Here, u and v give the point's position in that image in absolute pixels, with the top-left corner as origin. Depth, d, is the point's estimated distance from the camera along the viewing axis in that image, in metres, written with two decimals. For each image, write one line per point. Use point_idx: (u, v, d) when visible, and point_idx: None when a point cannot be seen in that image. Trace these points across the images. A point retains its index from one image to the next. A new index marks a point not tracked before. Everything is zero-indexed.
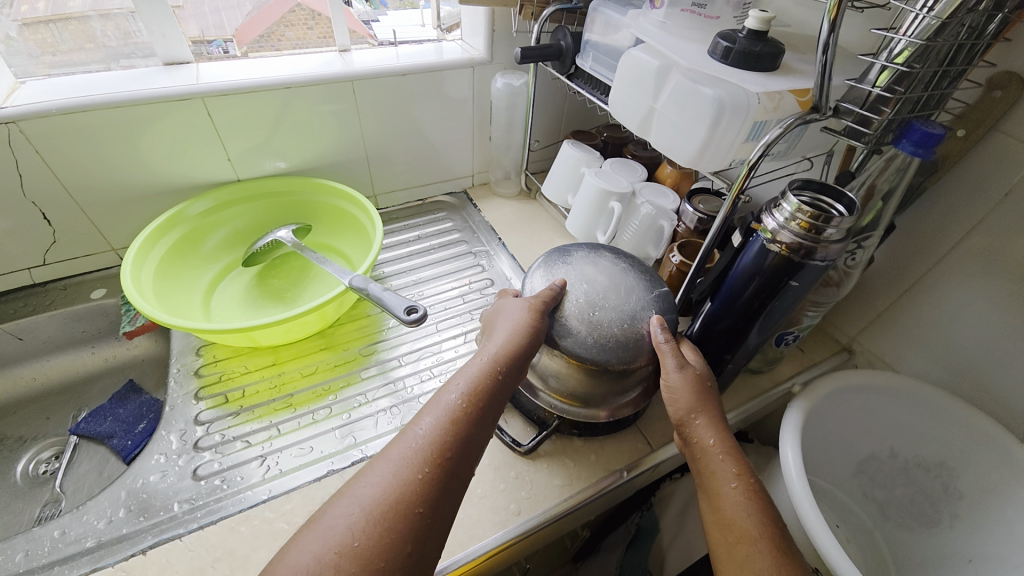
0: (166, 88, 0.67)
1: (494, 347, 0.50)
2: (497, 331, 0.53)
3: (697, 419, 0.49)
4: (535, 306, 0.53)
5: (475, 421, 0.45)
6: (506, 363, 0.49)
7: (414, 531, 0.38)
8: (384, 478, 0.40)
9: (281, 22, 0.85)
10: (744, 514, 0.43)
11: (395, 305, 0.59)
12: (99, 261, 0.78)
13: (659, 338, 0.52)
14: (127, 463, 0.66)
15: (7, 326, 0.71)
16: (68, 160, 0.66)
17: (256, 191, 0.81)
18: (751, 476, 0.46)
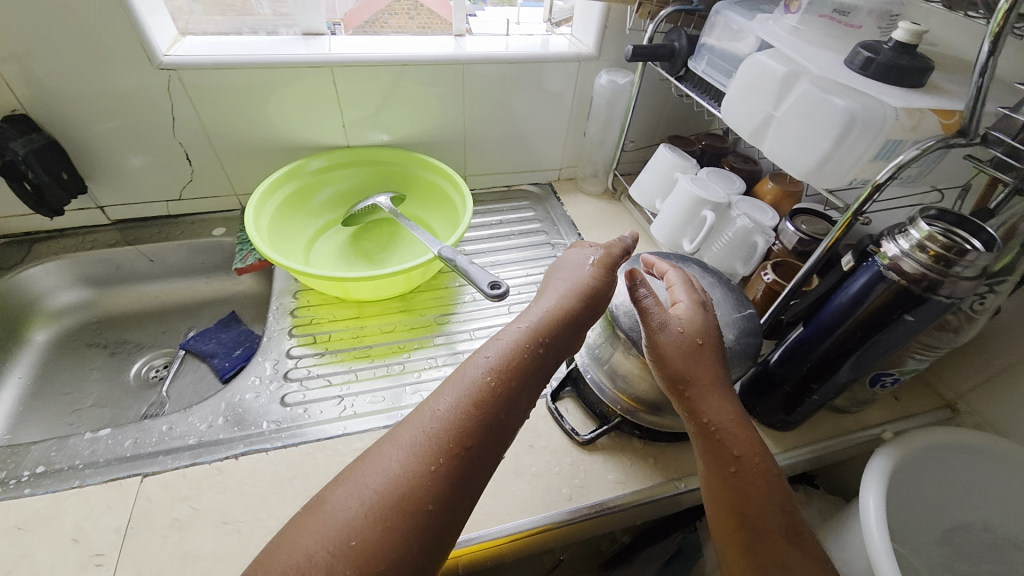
0: (302, 56, 0.74)
1: (537, 319, 0.50)
2: (541, 299, 0.53)
3: (689, 392, 0.49)
4: (594, 271, 0.55)
5: (490, 415, 0.43)
6: (542, 346, 0.49)
7: (422, 525, 0.38)
8: (396, 464, 0.40)
9: (386, 10, 0.87)
10: (742, 495, 0.44)
11: (480, 279, 0.62)
12: (221, 203, 0.87)
13: (645, 302, 0.51)
14: (223, 382, 0.76)
15: (144, 247, 0.82)
16: (213, 111, 0.75)
17: (362, 158, 0.87)
18: (750, 451, 0.46)
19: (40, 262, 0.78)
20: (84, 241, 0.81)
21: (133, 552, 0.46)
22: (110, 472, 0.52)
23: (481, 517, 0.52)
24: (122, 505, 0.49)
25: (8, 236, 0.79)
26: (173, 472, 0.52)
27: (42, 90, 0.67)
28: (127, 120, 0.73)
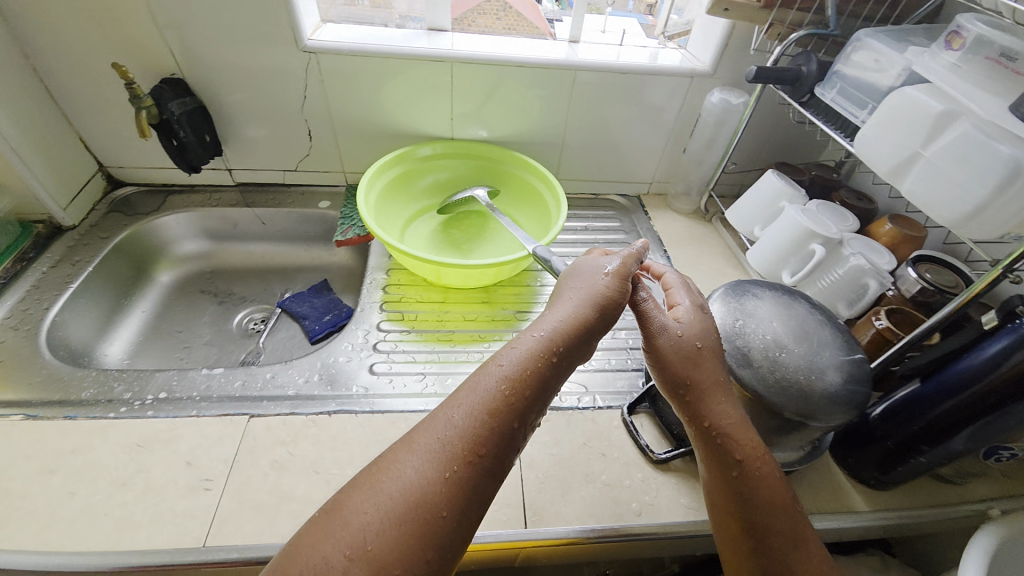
0: (427, 49, 0.78)
1: (554, 327, 0.47)
2: (555, 305, 0.50)
3: (690, 395, 0.49)
4: (606, 285, 0.52)
5: (506, 423, 0.41)
6: (558, 356, 0.46)
7: (437, 534, 0.36)
8: (414, 470, 0.38)
9: (475, 11, 0.89)
10: (743, 498, 0.46)
11: None
12: (329, 178, 0.93)
13: (647, 302, 0.54)
14: (312, 343, 0.82)
15: (260, 210, 0.90)
16: (341, 93, 0.81)
17: (463, 151, 0.90)
18: (751, 454, 0.47)
19: (174, 211, 0.87)
20: (211, 198, 0.90)
21: (237, 483, 0.51)
22: (219, 408, 0.58)
23: (550, 514, 0.52)
24: (230, 440, 0.54)
25: (150, 185, 0.90)
26: (274, 417, 0.57)
27: (199, 60, 0.74)
28: (264, 94, 0.79)
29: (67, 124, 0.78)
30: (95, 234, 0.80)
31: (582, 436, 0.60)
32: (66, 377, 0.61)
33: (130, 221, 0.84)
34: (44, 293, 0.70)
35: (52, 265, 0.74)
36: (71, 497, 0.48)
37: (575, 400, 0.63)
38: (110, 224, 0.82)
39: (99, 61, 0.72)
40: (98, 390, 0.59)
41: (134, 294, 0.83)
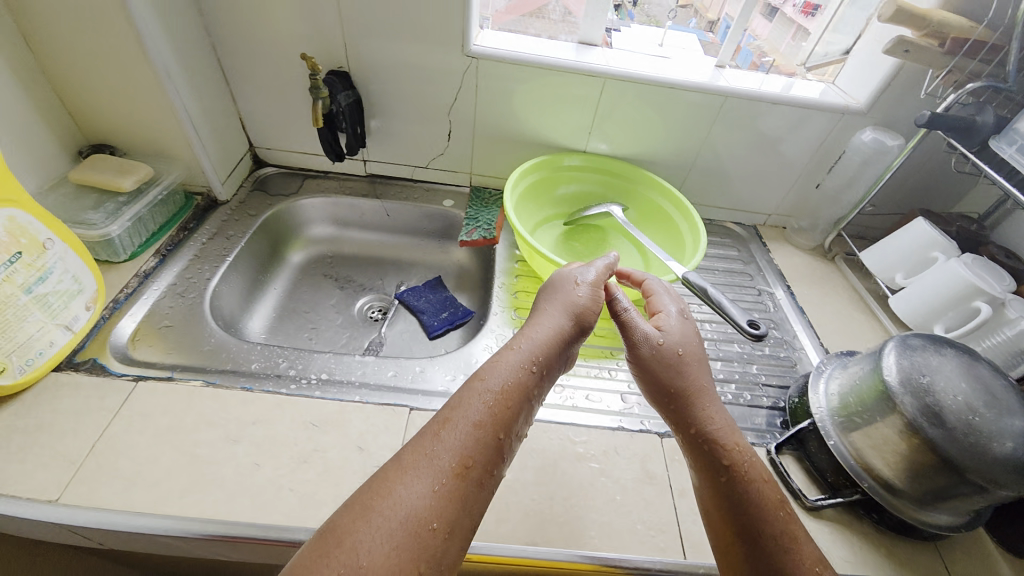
0: (584, 64, 0.78)
1: (534, 347, 0.49)
2: (532, 323, 0.52)
3: (680, 404, 0.53)
4: (583, 294, 0.56)
5: (496, 436, 0.41)
6: (536, 371, 0.47)
7: (432, 551, 0.35)
8: (406, 489, 0.36)
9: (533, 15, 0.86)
10: (736, 507, 0.47)
11: (737, 315, 0.60)
12: (456, 178, 0.95)
13: (625, 310, 0.58)
14: (431, 339, 0.84)
15: (388, 203, 0.93)
16: (490, 99, 0.82)
17: (595, 165, 0.90)
18: (739, 460, 0.49)
19: (310, 196, 0.91)
20: (343, 186, 0.94)
21: None
22: (379, 394, 0.60)
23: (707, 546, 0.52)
24: (396, 429, 0.56)
25: (288, 168, 0.94)
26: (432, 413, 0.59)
27: (367, 55, 0.77)
28: (419, 94, 0.82)
29: (232, 103, 0.82)
30: (243, 211, 0.84)
31: None
32: (233, 348, 0.64)
33: (272, 201, 0.88)
34: (204, 263, 0.74)
35: (209, 238, 0.77)
36: (257, 468, 0.51)
37: None
38: (256, 203, 0.86)
39: (275, 48, 0.76)
40: (265, 364, 0.62)
41: (272, 271, 0.87)
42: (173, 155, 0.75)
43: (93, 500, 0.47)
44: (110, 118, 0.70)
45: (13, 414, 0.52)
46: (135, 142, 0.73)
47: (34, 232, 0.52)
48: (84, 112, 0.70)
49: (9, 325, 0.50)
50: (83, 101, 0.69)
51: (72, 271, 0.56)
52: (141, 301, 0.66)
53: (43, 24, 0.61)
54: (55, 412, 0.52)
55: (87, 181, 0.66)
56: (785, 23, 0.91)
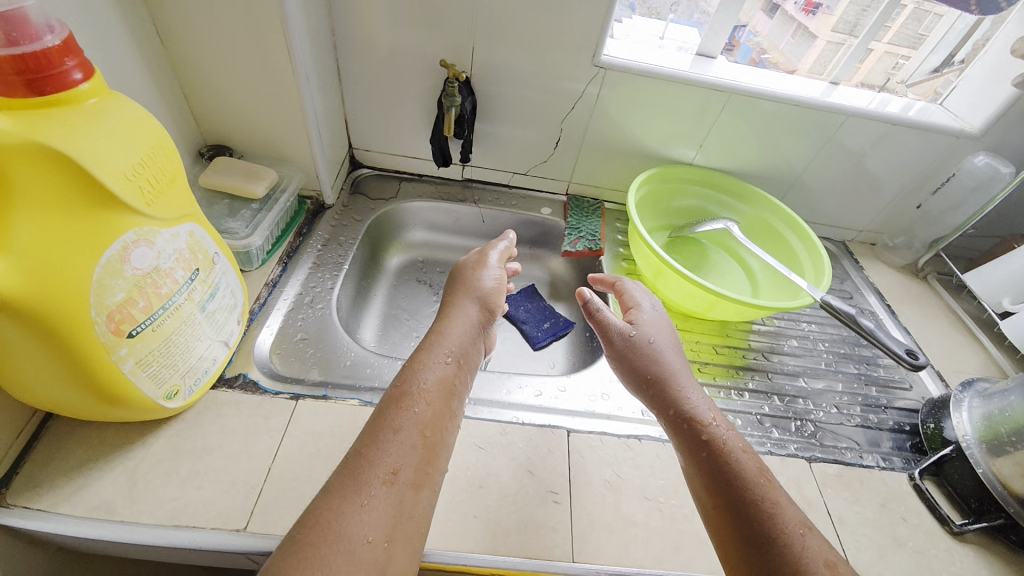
0: (714, 79, 0.78)
1: (444, 348, 0.56)
2: (442, 326, 0.59)
3: (654, 390, 0.57)
4: (482, 291, 0.65)
5: (422, 435, 0.47)
6: (450, 368, 0.54)
7: (373, 561, 0.39)
8: (351, 513, 0.40)
9: None
10: (718, 482, 0.48)
11: (895, 345, 0.61)
12: (554, 186, 0.94)
13: (591, 303, 0.62)
14: (536, 350, 0.84)
15: (485, 209, 0.91)
16: (611, 109, 0.81)
17: (706, 179, 0.89)
18: (716, 433, 0.51)
19: (409, 200, 0.89)
20: (438, 190, 0.92)
21: (582, 500, 0.53)
22: (531, 416, 0.60)
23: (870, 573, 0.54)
24: (560, 453, 0.56)
25: (383, 170, 0.91)
26: (589, 435, 0.58)
27: (494, 60, 0.75)
28: (538, 102, 0.80)
29: (340, 103, 0.80)
30: (349, 216, 0.82)
31: (879, 496, 0.61)
32: (373, 363, 0.62)
33: (375, 205, 0.86)
34: (323, 272, 0.72)
35: (321, 246, 0.75)
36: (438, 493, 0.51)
37: (857, 457, 0.65)
38: (359, 207, 0.84)
39: (404, 49, 0.74)
40: None
41: (376, 277, 0.86)
42: (289, 159, 0.72)
43: (283, 528, 0.45)
44: (231, 118, 0.68)
45: (178, 436, 0.50)
46: (253, 143, 0.70)
47: (207, 247, 0.48)
48: (205, 111, 0.67)
49: (188, 347, 0.47)
50: (207, 100, 0.66)
51: (229, 284, 0.53)
52: (274, 312, 0.63)
53: (186, 21, 0.57)
54: (221, 433, 0.50)
55: (218, 186, 0.63)
56: (785, 21, 0.86)
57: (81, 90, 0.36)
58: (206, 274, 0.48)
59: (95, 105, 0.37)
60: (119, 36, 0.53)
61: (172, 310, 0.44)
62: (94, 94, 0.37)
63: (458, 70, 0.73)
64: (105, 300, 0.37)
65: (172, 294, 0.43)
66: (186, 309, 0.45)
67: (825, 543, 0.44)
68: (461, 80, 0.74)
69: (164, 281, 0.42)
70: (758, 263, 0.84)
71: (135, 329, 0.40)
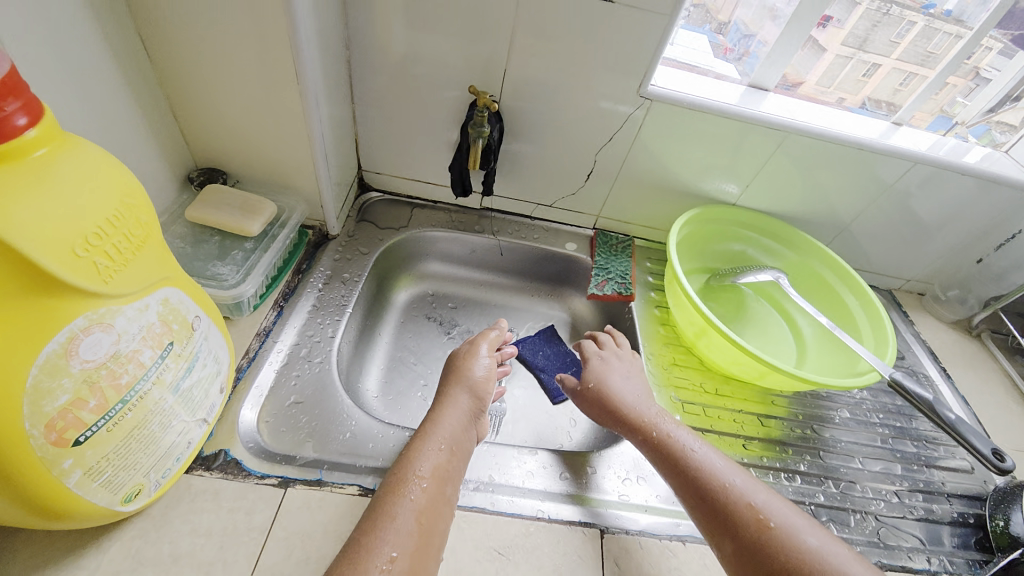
0: (770, 115, 0.69)
1: (444, 430, 0.51)
2: (434, 413, 0.54)
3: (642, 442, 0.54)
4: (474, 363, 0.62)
5: (421, 513, 0.43)
6: (448, 448, 0.49)
7: None
8: None
9: None
10: (735, 542, 0.44)
11: (982, 446, 0.54)
12: (581, 219, 0.85)
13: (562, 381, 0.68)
14: (555, 405, 0.75)
15: (503, 242, 0.83)
16: (652, 142, 0.73)
17: (751, 222, 0.81)
18: (707, 477, 0.49)
19: (422, 229, 0.80)
20: (454, 219, 0.83)
21: None
22: (595, 505, 0.52)
23: None
24: (592, 559, 0.48)
25: (394, 194, 0.83)
26: (625, 537, 0.50)
27: (526, 85, 0.67)
28: (571, 130, 0.72)
29: (351, 123, 0.72)
30: (354, 247, 0.73)
31: None
32: (376, 436, 0.53)
33: (383, 235, 0.77)
34: (324, 314, 0.64)
35: (325, 281, 0.67)
36: None
37: (926, 564, 0.57)
38: (366, 236, 0.76)
39: (425, 67, 0.66)
40: None
41: (381, 314, 0.77)
42: (290, 187, 0.64)
43: None
44: (228, 139, 0.59)
45: (139, 538, 0.41)
46: (250, 166, 0.62)
47: (185, 312, 0.40)
48: (198, 132, 0.58)
49: (156, 438, 0.38)
50: (200, 119, 0.57)
51: (213, 351, 0.45)
52: (264, 368, 0.55)
53: (178, 30, 0.49)
54: (193, 535, 0.42)
55: (206, 221, 0.55)
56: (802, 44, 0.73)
57: (26, 139, 0.27)
58: (183, 346, 0.40)
59: (45, 158, 0.28)
60: (95, 47, 0.45)
61: (134, 401, 0.35)
62: (45, 143, 0.28)
63: (489, 97, 0.66)
64: (43, 407, 0.29)
65: (135, 382, 0.35)
66: (155, 395, 0.37)
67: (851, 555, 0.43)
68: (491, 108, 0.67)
69: (124, 369, 0.34)
70: (812, 328, 0.75)
71: (84, 434, 0.32)
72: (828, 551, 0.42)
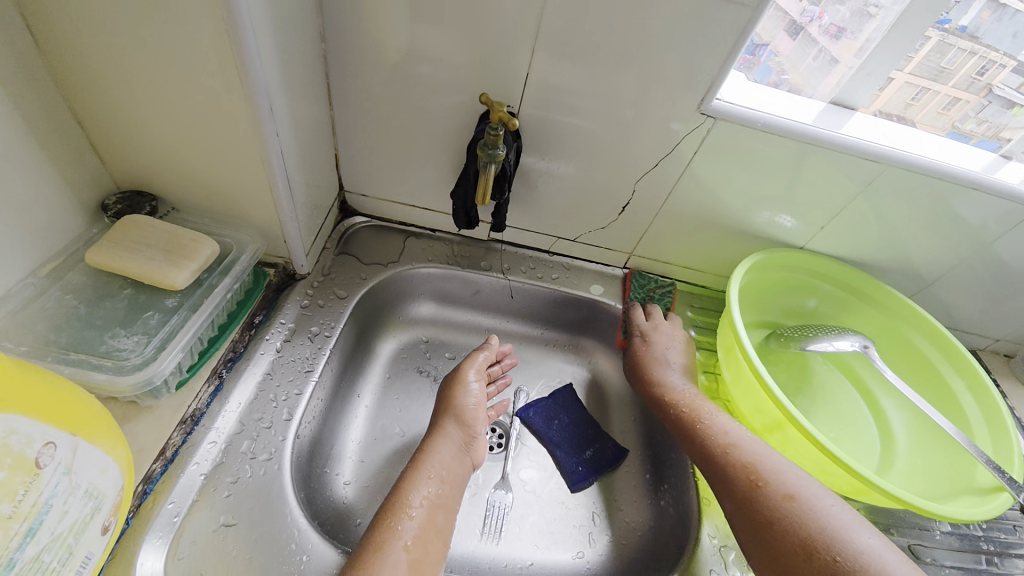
0: (866, 144, 0.53)
1: (438, 457, 0.48)
2: (423, 441, 0.50)
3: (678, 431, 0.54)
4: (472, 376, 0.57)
5: (413, 545, 0.41)
6: (436, 480, 0.46)
7: None
8: None
9: None
10: (768, 549, 0.42)
11: None
12: (610, 257, 0.70)
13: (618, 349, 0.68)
14: (573, 492, 0.60)
15: (515, 282, 0.68)
16: (709, 172, 0.57)
17: (827, 274, 0.65)
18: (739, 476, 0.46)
19: (415, 265, 0.65)
20: (455, 252, 0.68)
21: None
22: None
23: None
24: None
25: (384, 220, 0.68)
26: None
27: (555, 98, 0.52)
28: (606, 154, 0.57)
29: (329, 134, 0.57)
30: (329, 290, 0.58)
31: None
32: None
33: (367, 273, 0.62)
34: (279, 386, 0.48)
35: (286, 337, 0.52)
36: None
37: None
38: (345, 275, 0.61)
39: (427, 69, 0.51)
40: None
41: (363, 369, 0.62)
42: (239, 216, 0.49)
43: None
44: (152, 154, 0.44)
45: None
46: (187, 191, 0.47)
47: (19, 447, 0.28)
48: (112, 144, 0.43)
49: None
50: (115, 131, 0.42)
51: (83, 483, 0.31)
52: (189, 472, 0.41)
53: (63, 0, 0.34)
54: None
55: (117, 266, 0.41)
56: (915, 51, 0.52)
57: None
58: (16, 502, 0.27)
59: None
60: None
61: None
62: None
63: (506, 110, 0.50)
64: None
65: None
66: None
67: (857, 516, 0.43)
68: (508, 127, 0.51)
69: None
70: (901, 416, 0.60)
71: None
72: (877, 554, 0.39)
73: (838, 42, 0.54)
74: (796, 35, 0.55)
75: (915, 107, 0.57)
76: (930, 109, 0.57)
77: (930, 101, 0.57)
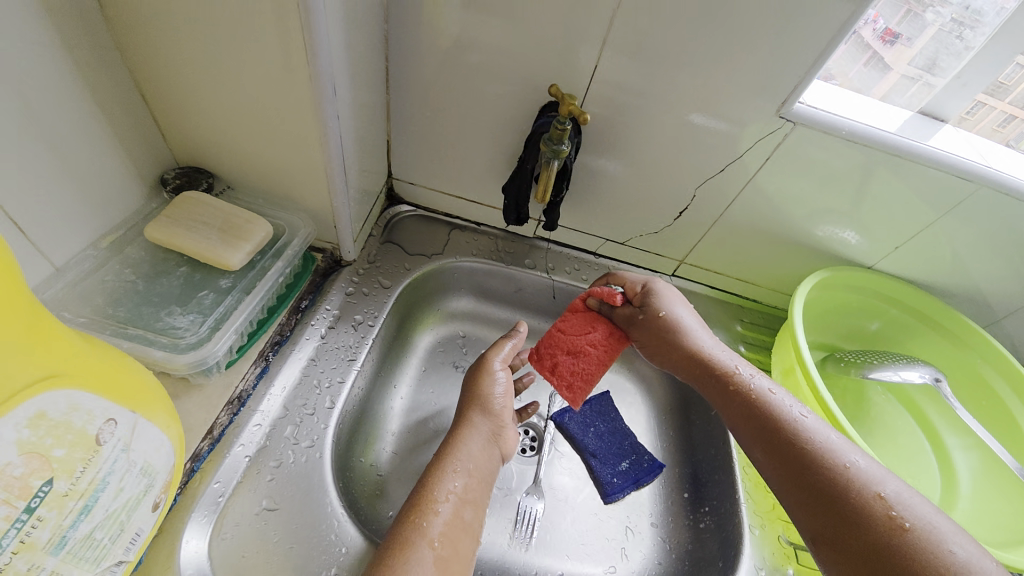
0: (963, 160, 0.48)
1: (466, 450, 0.46)
2: (450, 435, 0.48)
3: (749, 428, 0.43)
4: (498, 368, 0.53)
5: (438, 543, 0.39)
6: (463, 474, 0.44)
7: None
8: None
9: None
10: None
11: None
12: (659, 263, 0.67)
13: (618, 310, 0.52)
14: (606, 503, 0.58)
15: (558, 283, 0.66)
16: (780, 180, 0.54)
17: (897, 299, 0.61)
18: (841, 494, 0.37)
19: (459, 258, 0.64)
20: (498, 247, 0.66)
21: None
22: None
23: None
24: None
25: (430, 210, 0.66)
26: None
27: (623, 95, 0.50)
28: (670, 156, 0.54)
29: (382, 120, 0.55)
30: (374, 278, 0.57)
31: None
32: None
33: (411, 263, 0.61)
34: (323, 372, 0.48)
35: (331, 324, 0.51)
36: None
37: None
38: (390, 264, 0.60)
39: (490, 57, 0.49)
40: None
41: (402, 360, 0.61)
42: (291, 199, 0.48)
43: None
44: (212, 131, 0.43)
45: None
46: (244, 171, 0.46)
47: (81, 424, 0.27)
48: (174, 119, 0.43)
49: None
50: (178, 108, 0.42)
51: (139, 461, 0.31)
52: (234, 454, 0.41)
53: None
54: None
55: (175, 244, 0.42)
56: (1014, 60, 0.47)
57: None
58: (74, 479, 0.27)
59: None
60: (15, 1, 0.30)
61: None
62: None
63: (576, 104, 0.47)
64: None
65: None
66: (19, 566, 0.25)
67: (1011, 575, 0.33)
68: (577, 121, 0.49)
69: None
70: (967, 457, 0.56)
71: None
72: None
73: (891, 49, 0.50)
74: (851, 42, 0.50)
75: (968, 122, 0.52)
76: (983, 127, 0.52)
77: (984, 116, 0.52)
